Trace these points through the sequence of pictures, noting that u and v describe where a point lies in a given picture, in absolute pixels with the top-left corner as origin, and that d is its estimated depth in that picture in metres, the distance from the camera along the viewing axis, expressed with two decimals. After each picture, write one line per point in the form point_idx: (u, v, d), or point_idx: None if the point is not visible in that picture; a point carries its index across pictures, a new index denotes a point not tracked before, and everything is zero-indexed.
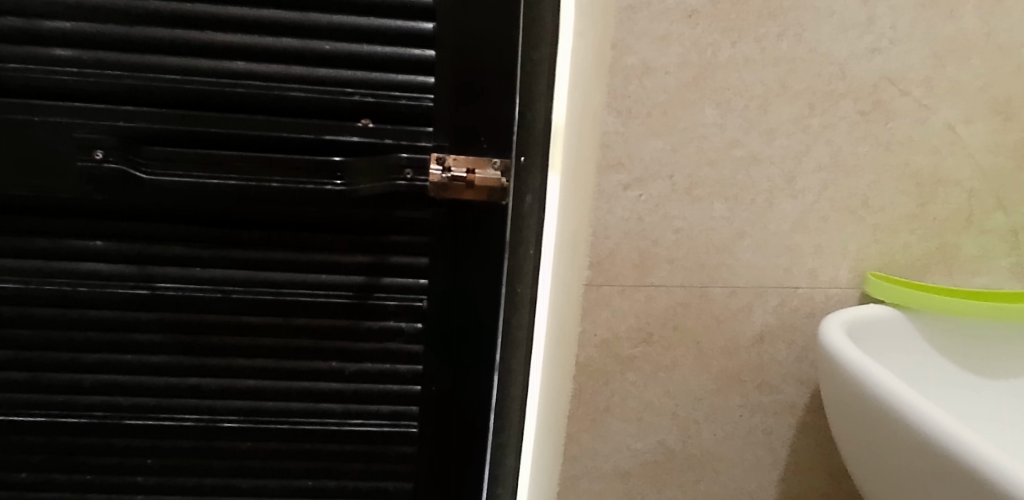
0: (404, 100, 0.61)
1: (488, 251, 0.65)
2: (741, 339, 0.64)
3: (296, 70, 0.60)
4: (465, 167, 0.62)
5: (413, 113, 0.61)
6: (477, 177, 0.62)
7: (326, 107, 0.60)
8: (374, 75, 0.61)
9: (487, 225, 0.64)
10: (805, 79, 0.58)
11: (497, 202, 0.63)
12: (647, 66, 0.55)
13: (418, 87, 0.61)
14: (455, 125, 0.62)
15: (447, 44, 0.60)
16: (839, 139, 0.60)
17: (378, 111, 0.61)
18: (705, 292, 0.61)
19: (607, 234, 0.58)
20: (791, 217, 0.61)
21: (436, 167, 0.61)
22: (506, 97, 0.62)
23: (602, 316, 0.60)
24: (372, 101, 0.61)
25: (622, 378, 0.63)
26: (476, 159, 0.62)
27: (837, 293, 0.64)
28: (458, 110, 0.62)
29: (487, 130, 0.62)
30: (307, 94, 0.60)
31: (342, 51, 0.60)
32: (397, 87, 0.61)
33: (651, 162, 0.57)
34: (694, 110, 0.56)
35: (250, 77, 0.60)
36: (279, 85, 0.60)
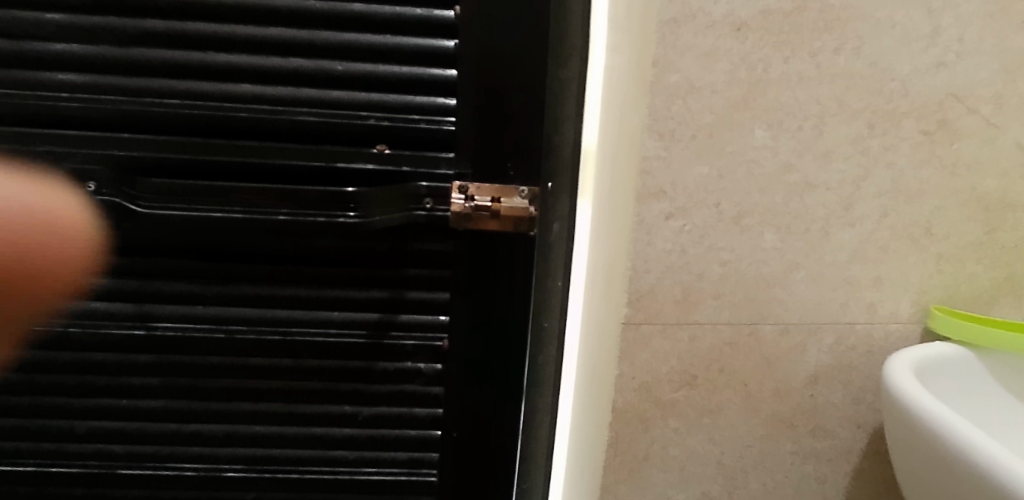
0: (423, 124, 0.57)
1: (515, 287, 0.60)
2: (793, 380, 0.58)
3: (306, 92, 0.55)
4: (489, 195, 0.57)
5: (433, 137, 0.57)
6: (502, 205, 0.57)
7: (339, 132, 0.56)
8: (390, 97, 0.56)
9: (512, 258, 0.59)
10: (863, 97, 0.53)
11: (524, 234, 0.58)
12: (692, 85, 0.50)
13: (438, 109, 0.57)
14: (479, 151, 0.57)
15: (470, 63, 0.56)
16: (900, 161, 0.55)
17: (394, 136, 0.56)
18: (754, 330, 0.56)
19: (647, 268, 0.53)
20: (848, 247, 0.56)
21: (458, 196, 0.57)
22: (533, 120, 0.57)
23: (641, 358, 0.55)
24: (388, 126, 0.56)
25: (663, 425, 0.57)
26: (502, 188, 0.57)
27: (897, 329, 0.59)
28: (482, 134, 0.57)
29: (514, 155, 0.57)
30: (318, 118, 0.55)
31: (356, 71, 0.56)
32: (415, 110, 0.57)
33: (695, 190, 0.52)
34: (744, 131, 0.51)
35: (256, 101, 0.55)
36: (288, 109, 0.55)
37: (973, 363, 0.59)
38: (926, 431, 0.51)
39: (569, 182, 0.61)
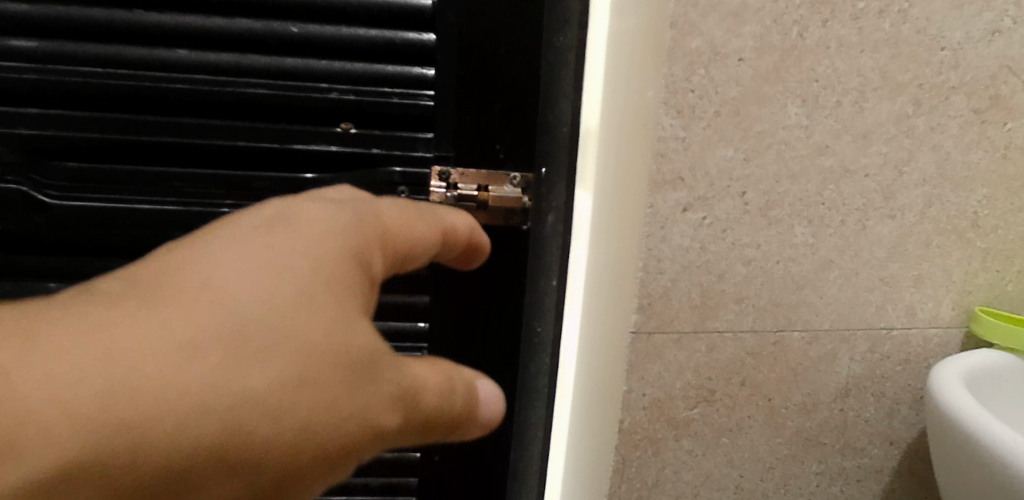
0: (398, 98, 0.48)
1: (505, 283, 0.53)
2: (822, 393, 0.51)
3: (256, 60, 0.47)
4: (475, 184, 0.49)
5: (408, 114, 0.49)
6: (490, 195, 0.50)
7: (296, 108, 0.47)
8: (357, 65, 0.48)
9: (499, 256, 0.52)
10: (908, 69, 0.45)
11: (515, 226, 0.51)
12: (716, 51, 0.42)
13: (413, 81, 0.49)
14: (463, 131, 0.49)
15: (451, 25, 0.48)
16: (947, 144, 0.48)
17: (363, 112, 0.48)
18: (781, 339, 0.49)
19: (661, 268, 0.45)
20: (886, 241, 0.49)
21: (439, 183, 0.49)
22: (525, 95, 0.49)
23: (653, 371, 0.47)
24: (355, 100, 0.48)
25: (675, 447, 0.50)
26: (490, 174, 0.50)
27: (937, 334, 0.52)
28: (467, 111, 0.49)
29: (503, 134, 0.49)
30: (270, 91, 0.47)
31: (315, 32, 0.47)
32: (388, 83, 0.49)
33: (718, 176, 0.44)
34: (775, 107, 0.43)
35: (196, 71, 0.46)
36: (234, 80, 0.47)
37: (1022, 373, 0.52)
38: (978, 458, 0.44)
39: (567, 168, 0.53)
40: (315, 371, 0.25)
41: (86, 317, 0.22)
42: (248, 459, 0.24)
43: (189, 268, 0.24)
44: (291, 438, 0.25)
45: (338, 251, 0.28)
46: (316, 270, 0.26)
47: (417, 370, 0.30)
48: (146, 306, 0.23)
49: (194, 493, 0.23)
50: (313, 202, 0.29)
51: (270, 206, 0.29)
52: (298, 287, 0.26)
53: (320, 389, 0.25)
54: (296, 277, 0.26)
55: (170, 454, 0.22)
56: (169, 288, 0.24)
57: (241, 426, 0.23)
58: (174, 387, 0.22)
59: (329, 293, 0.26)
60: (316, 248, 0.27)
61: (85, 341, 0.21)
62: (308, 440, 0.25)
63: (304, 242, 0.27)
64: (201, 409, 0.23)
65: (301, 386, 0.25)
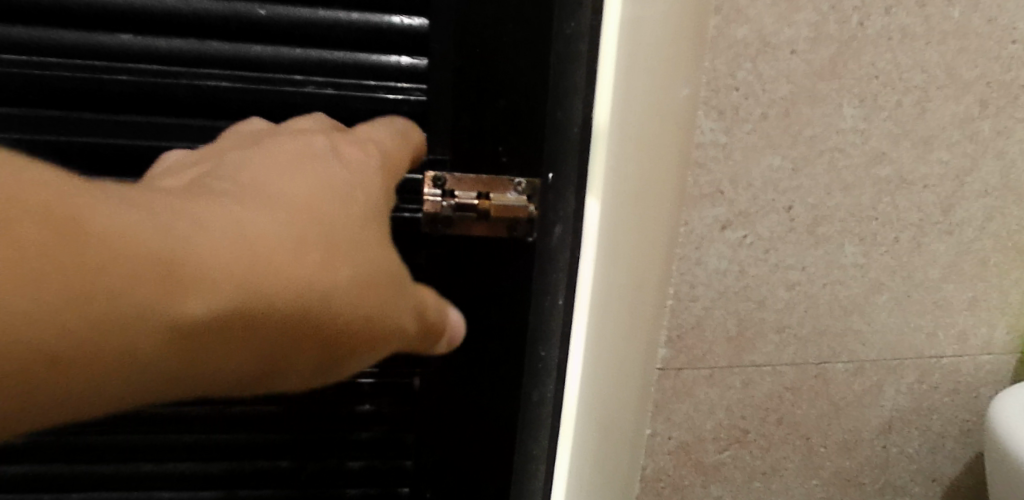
0: (382, 91, 0.43)
1: (508, 304, 0.46)
2: (864, 430, 0.45)
3: (216, 47, 0.41)
4: (474, 191, 0.43)
5: (397, 112, 0.43)
6: (492, 203, 0.43)
7: (265, 104, 0.42)
8: (336, 53, 0.42)
9: (501, 277, 0.45)
10: (976, 65, 0.39)
11: (521, 239, 0.44)
12: (766, 41, 0.35)
13: (402, 73, 0.43)
14: (462, 133, 0.42)
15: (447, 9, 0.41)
16: (1013, 150, 0.42)
17: (341, 108, 0.42)
18: (823, 371, 0.43)
19: (694, 295, 0.39)
20: (942, 260, 0.43)
21: (434, 190, 0.43)
22: (536, 91, 0.42)
23: (681, 412, 0.41)
24: (333, 94, 0.42)
25: (703, 494, 0.44)
26: (490, 179, 0.43)
27: (988, 361, 0.47)
28: (466, 109, 0.42)
29: (506, 134, 0.43)
30: (233, 85, 0.41)
31: (285, 14, 0.41)
32: (371, 75, 0.43)
33: (761, 189, 0.38)
34: (829, 108, 0.37)
35: (144, 59, 0.40)
36: (190, 71, 0.41)
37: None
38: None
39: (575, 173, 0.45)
40: (384, 267, 0.28)
41: (191, 206, 0.24)
42: (331, 334, 0.26)
43: (270, 181, 0.27)
44: (362, 325, 0.27)
45: (377, 181, 0.31)
46: (371, 194, 0.30)
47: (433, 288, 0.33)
48: (244, 202, 0.25)
49: (289, 356, 0.26)
50: (348, 142, 0.32)
51: (316, 139, 0.31)
52: (360, 202, 0.29)
53: (391, 295, 0.28)
54: (362, 200, 0.29)
55: (276, 324, 0.25)
56: (255, 190, 0.26)
57: (331, 305, 0.26)
58: (284, 271, 0.25)
59: (381, 207, 0.30)
60: (364, 177, 0.30)
61: (207, 221, 0.24)
62: (376, 330, 0.28)
63: (351, 167, 0.30)
64: (302, 292, 0.25)
65: (377, 290, 0.28)
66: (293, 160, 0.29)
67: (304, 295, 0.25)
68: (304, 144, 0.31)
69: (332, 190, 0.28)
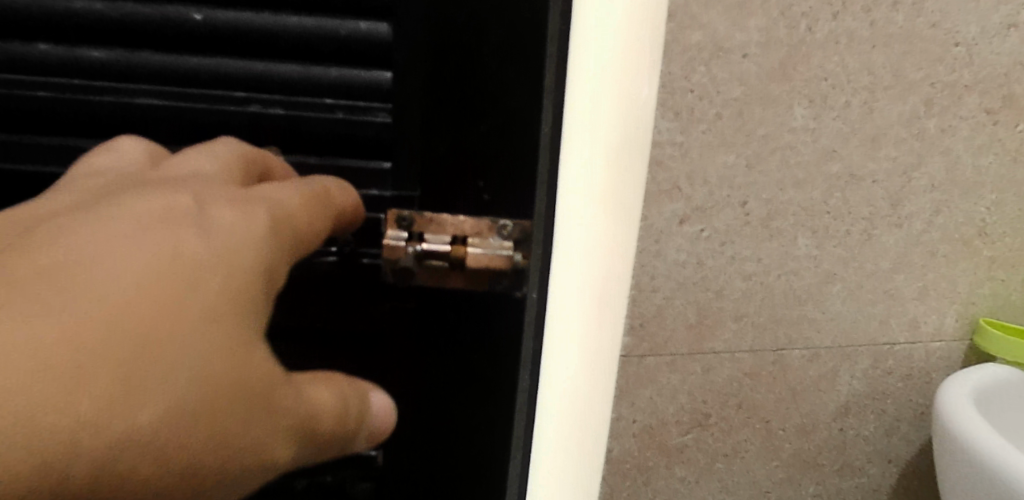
0: (340, 111, 0.39)
1: (463, 337, 0.36)
2: (821, 414, 0.48)
3: (148, 62, 0.38)
4: (448, 234, 0.35)
5: (361, 133, 0.39)
6: (467, 252, 0.34)
7: (207, 122, 0.39)
8: (286, 68, 0.38)
9: (478, 328, 0.36)
10: (922, 66, 0.41)
11: (508, 294, 0.35)
12: (719, 46, 0.37)
13: (364, 88, 0.38)
14: (428, 166, 0.36)
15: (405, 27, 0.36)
16: (957, 147, 0.44)
17: (294, 129, 0.39)
18: (780, 358, 0.45)
19: (654, 286, 0.42)
20: (892, 252, 0.45)
21: (395, 233, 0.35)
22: (523, 115, 0.33)
23: (645, 397, 0.44)
24: (281, 113, 0.38)
25: (667, 475, 0.46)
26: (468, 221, 0.35)
27: (939, 348, 0.49)
28: (438, 141, 0.35)
29: (486, 165, 0.34)
30: (170, 104, 0.38)
31: (221, 23, 0.37)
32: (327, 90, 0.39)
33: (717, 185, 0.40)
34: (780, 109, 0.39)
35: (71, 74, 0.38)
36: (124, 86, 0.38)
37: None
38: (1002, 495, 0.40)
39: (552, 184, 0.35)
40: (213, 392, 0.25)
41: None
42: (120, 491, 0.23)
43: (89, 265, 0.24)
44: (180, 470, 0.24)
45: (242, 266, 0.27)
46: (219, 287, 0.26)
47: (311, 389, 0.30)
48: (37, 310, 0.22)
49: None
50: (223, 201, 0.29)
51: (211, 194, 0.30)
52: (196, 308, 0.25)
53: (217, 407, 0.25)
54: (209, 290, 0.25)
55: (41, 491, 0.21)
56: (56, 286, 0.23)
57: (128, 453, 0.23)
58: (54, 413, 0.21)
59: (236, 305, 0.26)
60: (218, 262, 0.26)
61: None
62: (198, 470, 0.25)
63: (201, 251, 0.26)
64: (77, 435, 0.21)
65: (206, 400, 0.25)
66: (147, 227, 0.26)
67: (69, 449, 0.21)
68: (161, 206, 0.28)
69: (151, 293, 0.24)
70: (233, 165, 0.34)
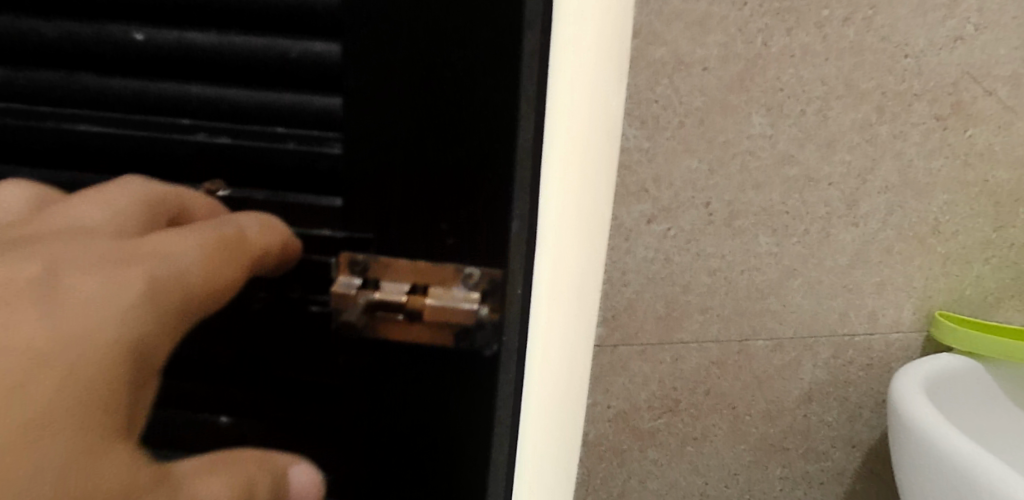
0: (291, 141, 0.37)
1: (428, 383, 0.37)
2: (786, 400, 0.51)
3: (92, 86, 0.39)
4: (406, 283, 0.36)
5: (310, 164, 0.37)
6: (426, 303, 0.36)
7: (156, 151, 0.39)
8: (235, 94, 0.38)
9: (453, 378, 0.37)
10: (874, 76, 0.45)
11: (472, 342, 0.36)
12: (681, 60, 0.41)
13: (315, 113, 0.37)
14: (374, 204, 0.35)
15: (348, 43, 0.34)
16: (909, 151, 0.47)
17: (246, 159, 0.38)
18: (745, 348, 0.49)
19: (625, 280, 0.46)
20: (850, 249, 0.48)
21: (354, 281, 0.36)
22: (491, 141, 0.33)
23: (618, 384, 0.48)
24: (227, 142, 0.38)
25: (641, 457, 0.50)
26: (428, 271, 0.36)
27: (899, 339, 0.52)
28: (389, 178, 0.35)
29: (444, 206, 0.34)
30: (116, 130, 0.39)
31: (173, 43, 0.37)
32: (284, 120, 0.38)
33: (682, 187, 0.44)
34: (739, 117, 0.43)
35: (26, 98, 0.40)
36: (75, 112, 0.39)
37: (988, 391, 0.52)
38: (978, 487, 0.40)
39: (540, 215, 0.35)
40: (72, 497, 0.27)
41: None
42: None
43: None
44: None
45: (110, 346, 0.29)
46: (67, 384, 0.28)
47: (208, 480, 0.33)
48: None
49: None
50: (82, 272, 0.30)
51: (96, 272, 0.30)
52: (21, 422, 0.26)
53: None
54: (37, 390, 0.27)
55: None
56: None
57: None
58: None
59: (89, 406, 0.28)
60: (69, 359, 0.28)
61: None
62: None
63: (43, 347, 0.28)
64: None
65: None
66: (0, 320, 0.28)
67: None
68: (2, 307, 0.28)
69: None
70: (124, 216, 0.35)
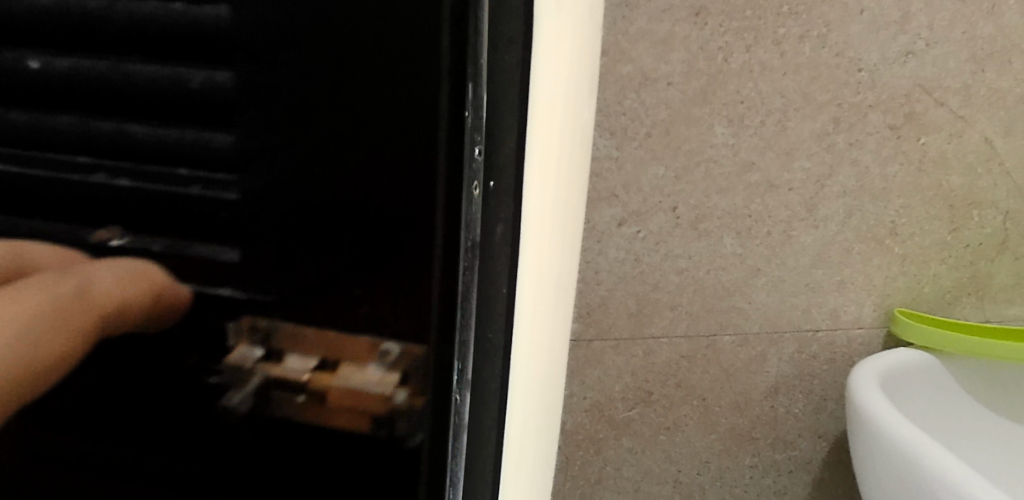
0: (197, 185, 0.24)
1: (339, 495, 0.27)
2: (753, 393, 0.55)
3: None
4: (314, 357, 0.26)
5: (194, 226, 0.25)
6: (337, 380, 0.26)
7: None
8: (140, 129, 0.24)
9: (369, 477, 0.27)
10: (830, 89, 0.48)
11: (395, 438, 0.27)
12: (646, 76, 0.45)
13: (194, 152, 0.24)
14: (268, 255, 0.25)
15: (244, 21, 0.22)
16: (866, 158, 0.50)
17: (133, 214, 0.25)
18: (712, 343, 0.52)
19: (598, 279, 0.49)
20: (811, 250, 0.52)
21: (252, 350, 0.26)
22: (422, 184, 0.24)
23: (594, 376, 0.52)
24: (130, 188, 0.24)
25: (616, 445, 0.54)
26: (344, 343, 0.26)
27: (861, 335, 0.55)
28: (291, 231, 0.24)
29: (361, 259, 0.25)
30: None
31: None
32: (179, 155, 0.24)
33: (650, 193, 0.47)
34: (702, 128, 0.46)
35: None
36: None
37: (953, 392, 0.54)
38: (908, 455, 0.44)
39: (509, 268, 0.26)
40: None
41: None
42: None
43: None
44: None
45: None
46: None
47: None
48: None
49: None
50: None
51: None
52: None
53: None
54: None
55: None
56: None
57: None
58: None
59: None
60: None
61: None
62: None
63: None
64: None
65: None
66: None
67: None
68: None
69: None
70: None
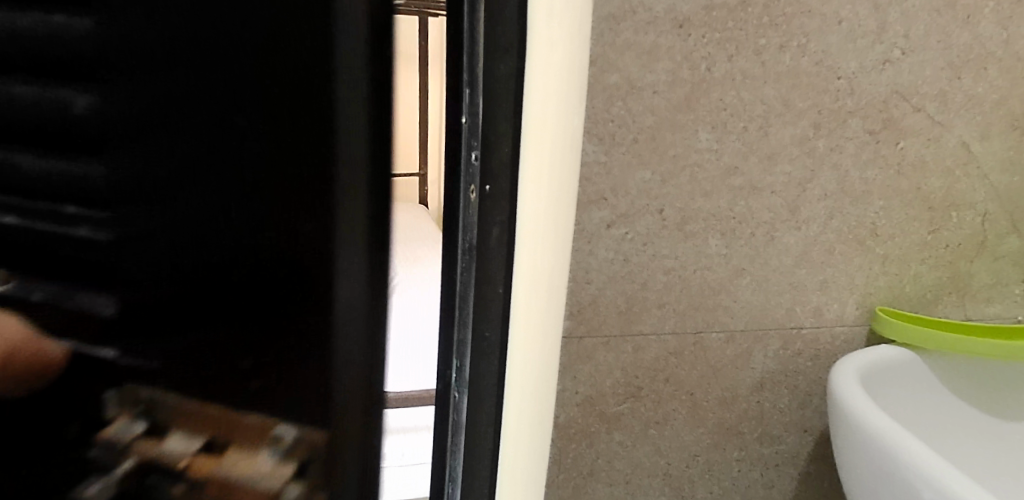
0: (82, 225, 0.23)
1: None
2: (740, 388, 0.57)
3: None
4: (201, 440, 0.26)
5: (57, 267, 0.23)
6: (226, 460, 0.26)
7: None
8: (19, 158, 0.22)
9: None
10: (810, 96, 0.50)
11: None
12: (633, 85, 0.47)
13: (64, 184, 0.23)
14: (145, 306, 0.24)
15: (109, 36, 0.21)
16: (846, 162, 0.52)
17: (10, 251, 0.22)
18: (699, 340, 0.54)
19: (588, 278, 0.51)
20: (794, 251, 0.54)
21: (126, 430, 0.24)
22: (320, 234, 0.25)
23: (585, 372, 0.53)
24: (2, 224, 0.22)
25: (608, 439, 0.56)
26: (236, 427, 0.26)
27: (843, 332, 0.57)
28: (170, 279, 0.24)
29: (255, 307, 0.25)
30: None
31: None
32: (60, 189, 0.23)
33: (637, 196, 0.49)
34: (687, 134, 0.49)
35: None
36: None
37: (935, 389, 0.56)
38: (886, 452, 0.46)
39: (506, 270, 0.27)
40: None
41: None
42: None
43: None
44: None
45: None
46: None
47: None
48: None
49: None
50: None
51: None
52: None
53: None
54: None
55: None
56: None
57: None
58: None
59: None
60: None
61: None
62: None
63: None
64: None
65: None
66: None
67: None
68: None
69: None
70: None
